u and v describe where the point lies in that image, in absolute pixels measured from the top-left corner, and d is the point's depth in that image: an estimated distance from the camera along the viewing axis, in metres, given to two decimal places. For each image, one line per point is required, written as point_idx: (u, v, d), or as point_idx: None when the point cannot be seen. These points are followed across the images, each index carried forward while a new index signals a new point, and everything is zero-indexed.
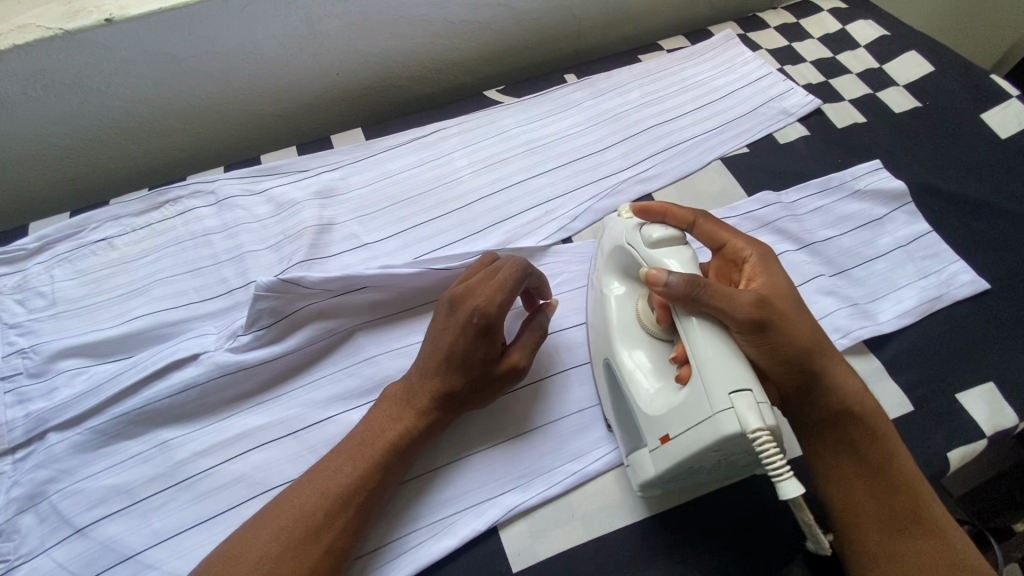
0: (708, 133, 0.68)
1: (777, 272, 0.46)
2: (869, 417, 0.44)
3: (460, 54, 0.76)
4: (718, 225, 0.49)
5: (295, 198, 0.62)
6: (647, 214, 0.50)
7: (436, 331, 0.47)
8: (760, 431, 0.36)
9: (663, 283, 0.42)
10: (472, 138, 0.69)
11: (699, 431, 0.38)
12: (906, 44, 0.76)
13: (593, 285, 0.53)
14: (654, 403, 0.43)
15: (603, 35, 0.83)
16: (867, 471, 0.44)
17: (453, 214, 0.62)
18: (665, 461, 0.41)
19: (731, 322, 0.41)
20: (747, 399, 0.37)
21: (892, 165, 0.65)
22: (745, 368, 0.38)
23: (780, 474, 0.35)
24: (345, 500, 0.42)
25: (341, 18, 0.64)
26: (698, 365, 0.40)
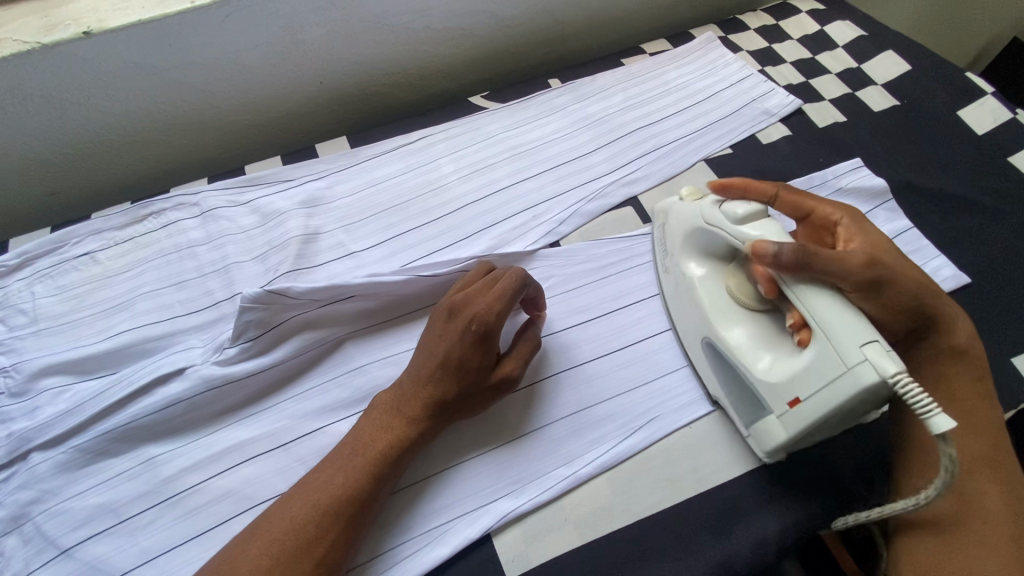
0: (691, 135, 0.68)
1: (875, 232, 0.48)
2: (965, 360, 0.46)
3: (445, 61, 0.76)
4: (797, 194, 0.51)
5: (281, 208, 0.62)
6: (728, 190, 0.51)
7: (431, 341, 0.47)
8: (899, 374, 0.37)
9: (772, 255, 0.43)
10: (457, 145, 0.69)
11: (835, 388, 0.40)
12: (883, 43, 0.77)
13: (671, 270, 0.56)
14: (771, 371, 0.46)
15: (587, 39, 0.83)
16: (958, 413, 0.45)
17: (441, 220, 0.62)
18: (797, 424, 0.44)
19: (844, 283, 0.42)
20: (878, 350, 0.39)
21: (872, 163, 0.66)
22: (866, 323, 0.40)
23: (929, 413, 0.36)
24: (338, 507, 0.41)
25: (322, 25, 0.64)
26: (820, 329, 0.42)
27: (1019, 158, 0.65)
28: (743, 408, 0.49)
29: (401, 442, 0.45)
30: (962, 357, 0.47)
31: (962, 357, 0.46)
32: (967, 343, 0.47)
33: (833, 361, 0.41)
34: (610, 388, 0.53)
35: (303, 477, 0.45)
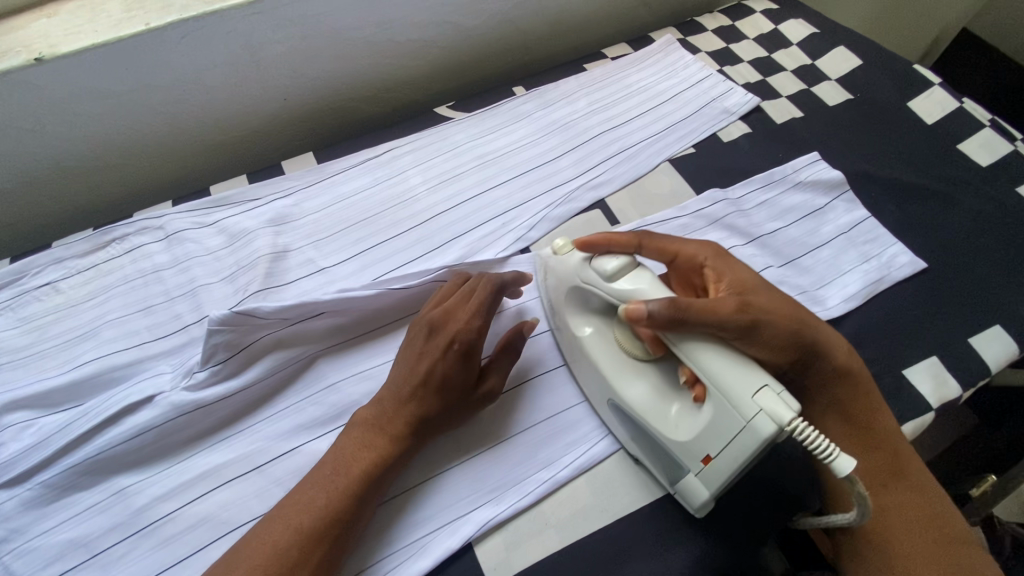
0: (655, 137, 0.70)
1: (738, 267, 0.49)
2: (853, 380, 0.48)
3: (409, 73, 0.76)
4: (662, 239, 0.51)
5: (248, 227, 0.62)
6: (594, 247, 0.49)
7: (410, 361, 0.47)
8: (794, 421, 0.37)
9: (647, 316, 0.42)
10: (425, 156, 0.69)
11: (738, 444, 0.40)
12: (834, 40, 0.79)
13: (565, 333, 0.53)
14: (679, 428, 0.44)
15: (549, 46, 0.84)
16: (853, 430, 0.48)
17: (411, 232, 0.62)
18: (715, 482, 0.42)
19: (724, 332, 0.42)
20: (770, 396, 0.38)
21: (830, 156, 0.68)
22: (756, 368, 0.40)
23: (831, 456, 0.37)
24: (323, 530, 0.41)
25: (284, 43, 0.64)
26: (713, 386, 0.41)
27: (966, 145, 0.68)
28: (661, 467, 0.47)
29: (384, 460, 0.45)
30: (848, 377, 0.48)
31: (850, 377, 0.48)
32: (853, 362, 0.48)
33: (731, 417, 0.40)
34: (585, 390, 0.54)
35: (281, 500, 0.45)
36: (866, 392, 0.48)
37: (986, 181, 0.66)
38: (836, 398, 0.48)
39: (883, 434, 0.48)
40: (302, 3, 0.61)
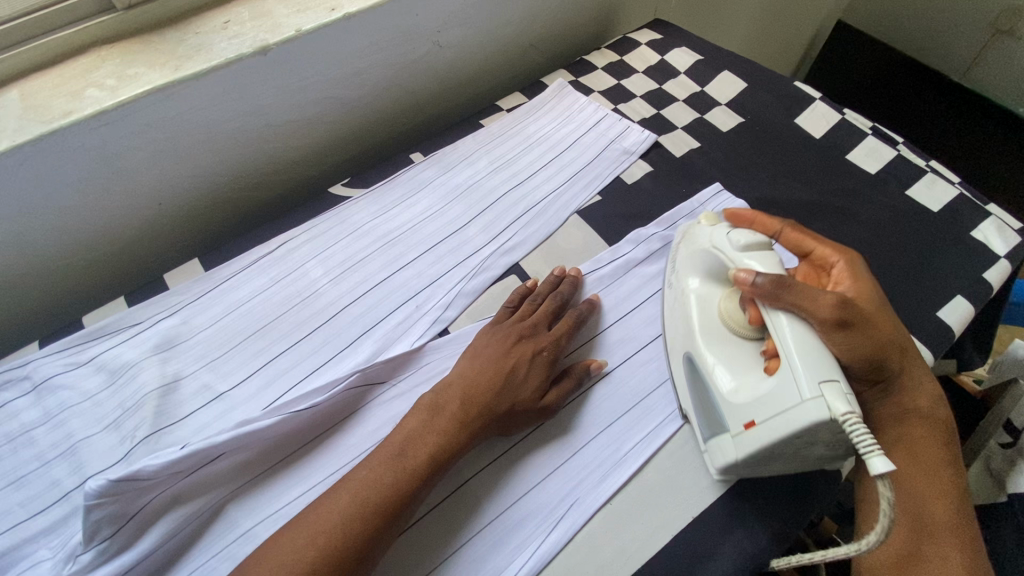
0: (560, 189, 0.69)
1: (864, 280, 0.51)
2: (928, 424, 0.51)
3: (298, 154, 0.71)
4: (804, 233, 0.55)
5: (130, 359, 0.55)
6: (739, 220, 0.58)
7: (499, 353, 0.52)
8: (848, 415, 0.39)
9: (750, 281, 0.47)
10: (325, 244, 0.64)
11: (788, 418, 0.42)
12: (718, 65, 0.81)
13: (673, 285, 0.57)
14: (738, 392, 0.46)
15: (444, 102, 0.82)
16: (921, 473, 0.49)
17: (318, 331, 0.58)
18: (749, 445, 0.44)
19: (814, 323, 0.45)
20: (834, 390, 0.41)
21: (731, 185, 0.69)
22: (832, 364, 0.42)
23: (870, 451, 0.38)
24: (385, 506, 0.43)
25: (143, 149, 0.58)
26: (785, 355, 0.44)
27: (854, 155, 0.71)
28: (704, 424, 0.49)
29: (453, 442, 0.47)
30: (923, 420, 0.51)
31: (923, 418, 0.51)
32: (933, 408, 0.51)
33: (791, 390, 0.42)
34: (529, 479, 0.50)
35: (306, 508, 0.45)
36: (941, 439, 0.50)
37: (878, 188, 0.68)
38: (910, 436, 0.50)
39: (940, 476, 0.48)
40: (158, 106, 0.56)
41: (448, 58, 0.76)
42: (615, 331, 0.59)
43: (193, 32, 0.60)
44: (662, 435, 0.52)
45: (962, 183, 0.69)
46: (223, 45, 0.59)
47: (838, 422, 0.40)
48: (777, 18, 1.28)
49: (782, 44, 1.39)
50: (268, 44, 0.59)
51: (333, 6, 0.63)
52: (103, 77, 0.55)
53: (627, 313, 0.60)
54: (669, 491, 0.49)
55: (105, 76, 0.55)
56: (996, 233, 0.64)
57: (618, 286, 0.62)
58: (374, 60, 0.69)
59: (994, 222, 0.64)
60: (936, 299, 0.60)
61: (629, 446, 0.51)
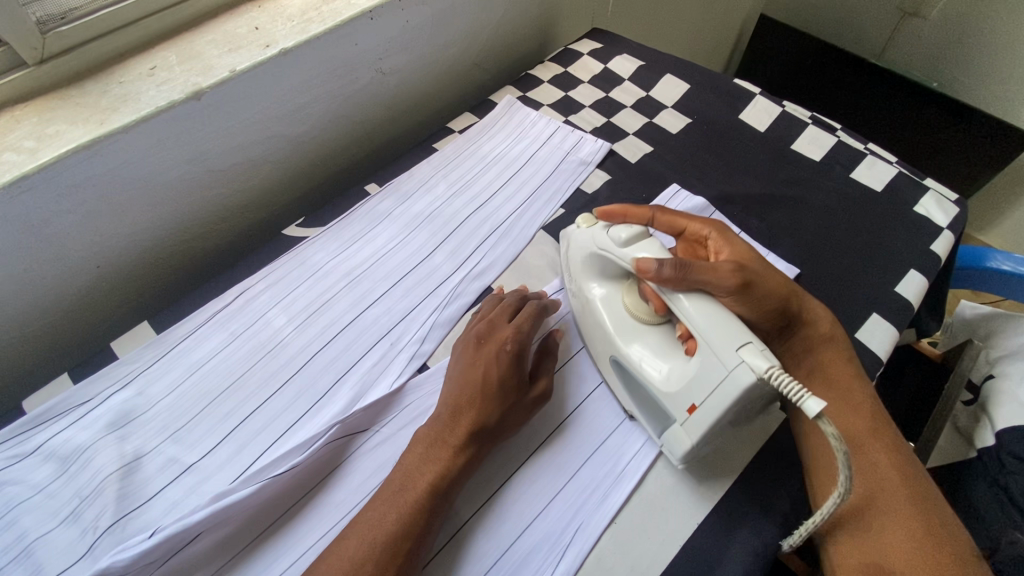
0: (522, 206, 0.68)
1: (737, 243, 0.54)
2: (834, 346, 0.53)
3: (245, 197, 0.68)
4: (673, 214, 0.58)
5: (82, 443, 0.50)
6: (612, 218, 0.56)
7: (466, 367, 0.49)
8: (771, 369, 0.40)
9: (654, 270, 0.47)
10: (285, 288, 0.61)
11: (721, 391, 0.42)
12: (659, 69, 0.83)
13: (575, 295, 0.57)
14: (670, 380, 0.46)
15: (394, 128, 0.80)
16: (835, 393, 0.51)
17: (288, 384, 0.55)
18: (697, 429, 0.43)
19: (716, 289, 0.48)
20: (751, 350, 0.41)
21: (688, 185, 0.70)
22: (739, 326, 0.43)
23: (801, 396, 0.38)
24: (394, 547, 0.41)
25: (72, 212, 0.54)
26: (701, 336, 0.44)
27: (798, 145, 0.74)
28: (651, 417, 0.49)
29: (452, 470, 0.45)
30: (825, 343, 0.53)
31: (827, 341, 0.53)
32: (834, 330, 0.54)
33: (715, 366, 0.42)
34: (534, 506, 0.48)
35: (320, 557, 0.43)
36: (846, 356, 0.53)
37: (825, 174, 0.71)
38: (822, 363, 0.53)
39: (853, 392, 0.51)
40: (84, 165, 0.52)
41: (392, 84, 0.74)
42: None
43: (117, 81, 0.56)
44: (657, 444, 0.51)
45: (899, 162, 0.72)
46: (151, 93, 0.55)
47: (764, 380, 0.40)
48: (706, 17, 1.33)
49: (715, 40, 1.46)
50: (202, 88, 0.56)
51: (268, 42, 0.61)
52: (19, 139, 0.50)
53: None
54: (672, 500, 0.48)
55: (22, 137, 0.50)
56: (936, 206, 0.67)
57: None
58: (317, 93, 0.67)
59: (932, 195, 0.68)
60: (892, 275, 0.62)
61: (626, 459, 0.51)
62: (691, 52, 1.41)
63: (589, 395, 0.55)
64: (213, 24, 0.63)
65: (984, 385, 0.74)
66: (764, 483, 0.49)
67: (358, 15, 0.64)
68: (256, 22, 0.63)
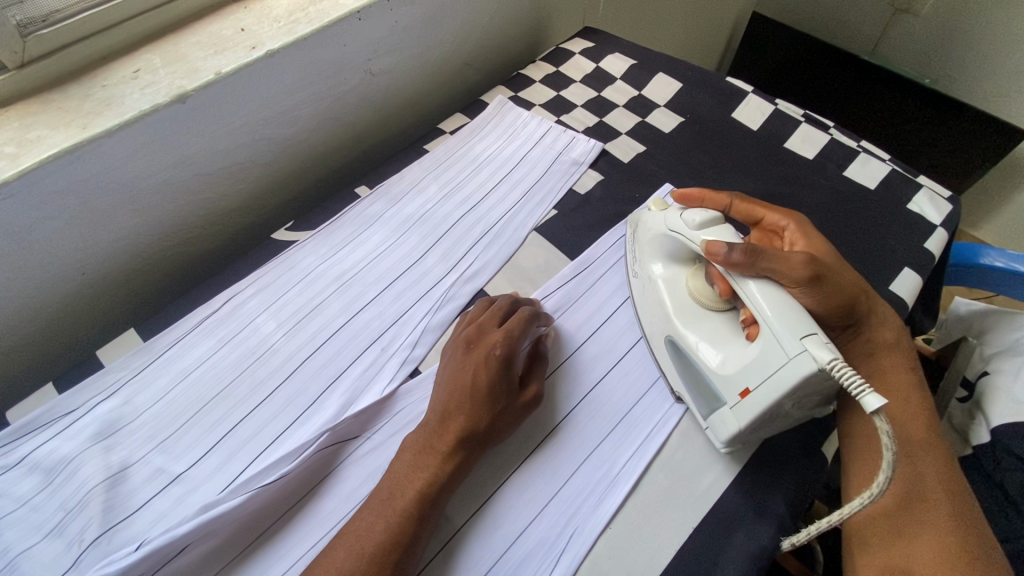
0: (515, 208, 0.68)
1: (814, 236, 0.54)
2: (897, 354, 0.52)
3: (234, 201, 0.67)
4: (752, 202, 0.59)
5: (67, 454, 0.49)
6: (688, 201, 0.60)
7: (455, 372, 0.49)
8: (834, 361, 0.39)
9: (722, 254, 0.48)
10: (274, 294, 0.60)
11: (777, 377, 0.42)
12: (651, 67, 0.82)
13: (638, 274, 0.59)
14: (726, 364, 0.48)
15: (385, 129, 0.79)
16: (894, 400, 0.50)
17: (278, 391, 0.54)
18: (744, 414, 0.44)
19: (785, 279, 0.47)
20: (816, 341, 0.41)
21: (681, 185, 0.70)
22: (805, 316, 0.43)
23: (861, 391, 0.38)
24: (382, 556, 0.40)
25: (56, 219, 0.53)
26: (765, 321, 0.44)
27: (791, 143, 0.73)
28: (697, 398, 0.50)
29: (443, 477, 0.44)
30: (891, 350, 0.52)
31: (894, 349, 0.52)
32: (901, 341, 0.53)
33: (776, 353, 0.43)
34: (528, 512, 0.47)
35: (310, 566, 0.42)
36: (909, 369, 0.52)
37: (819, 172, 0.70)
38: (883, 368, 0.52)
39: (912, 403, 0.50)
40: (66, 170, 0.50)
41: (382, 85, 0.74)
42: (586, 348, 0.58)
43: (100, 85, 0.55)
44: (652, 447, 0.51)
45: (892, 160, 0.72)
46: (135, 97, 0.54)
47: (826, 372, 0.40)
48: (697, 14, 1.32)
49: (708, 37, 1.45)
50: (186, 90, 0.55)
51: (254, 43, 0.60)
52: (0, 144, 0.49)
53: (597, 327, 0.59)
54: (668, 504, 0.48)
55: (2, 143, 0.49)
56: (929, 203, 0.67)
57: (584, 302, 0.61)
58: (305, 95, 0.66)
59: (925, 193, 0.68)
60: (887, 274, 0.62)
61: (621, 462, 0.50)
62: (683, 49, 1.40)
63: (583, 398, 0.54)
64: (199, 26, 0.62)
65: (979, 381, 0.74)
66: (762, 485, 0.49)
67: (345, 16, 0.63)
68: (242, 24, 0.62)
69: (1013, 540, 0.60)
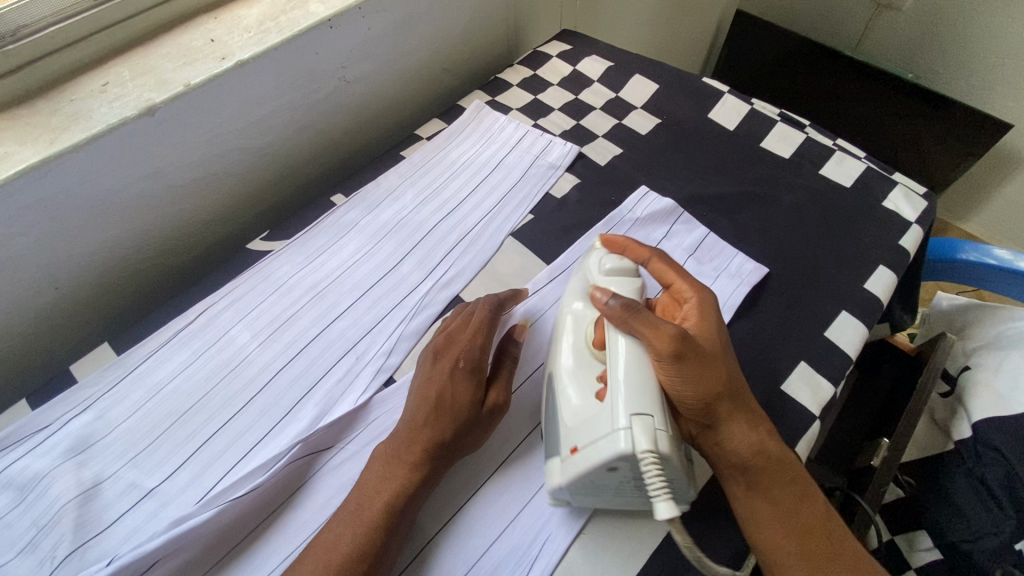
0: (491, 213, 0.68)
1: (710, 318, 0.49)
2: (773, 460, 0.45)
3: (208, 212, 0.67)
4: (671, 263, 0.54)
5: (40, 470, 0.49)
6: (609, 245, 0.56)
7: (423, 383, 0.49)
8: (648, 453, 0.39)
9: (608, 300, 0.48)
10: (249, 305, 0.60)
11: (599, 446, 0.41)
12: (628, 69, 0.82)
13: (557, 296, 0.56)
14: (575, 413, 0.45)
15: (362, 136, 0.79)
16: (779, 512, 0.44)
17: (252, 404, 0.54)
18: (568, 471, 0.42)
19: (650, 350, 0.44)
20: (644, 424, 0.40)
21: (657, 187, 0.70)
22: (652, 398, 0.42)
23: (657, 494, 0.39)
24: (352, 568, 0.40)
25: (26, 234, 0.52)
26: (616, 378, 0.43)
27: (768, 143, 0.73)
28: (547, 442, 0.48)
29: (412, 487, 0.44)
30: (765, 457, 0.45)
31: (770, 463, 0.45)
32: (777, 449, 0.46)
33: (606, 419, 0.42)
34: (502, 518, 0.47)
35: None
36: (793, 475, 0.46)
37: (795, 171, 0.71)
38: (760, 479, 0.45)
39: (798, 507, 0.45)
40: (34, 186, 0.50)
41: (357, 92, 0.73)
42: None
43: (69, 99, 0.55)
44: None
45: (868, 157, 0.72)
46: (104, 110, 0.54)
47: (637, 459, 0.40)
48: (678, 13, 1.32)
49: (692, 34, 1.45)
50: (155, 103, 0.55)
51: (224, 54, 0.59)
52: None
53: None
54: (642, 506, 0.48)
55: None
56: (904, 200, 0.67)
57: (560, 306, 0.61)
58: (278, 105, 0.66)
59: (901, 190, 0.68)
60: (862, 272, 0.62)
61: None
62: (667, 47, 1.40)
63: None
64: (169, 37, 0.62)
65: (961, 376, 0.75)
66: None
67: (317, 24, 0.63)
68: (212, 34, 0.62)
69: (992, 535, 0.60)
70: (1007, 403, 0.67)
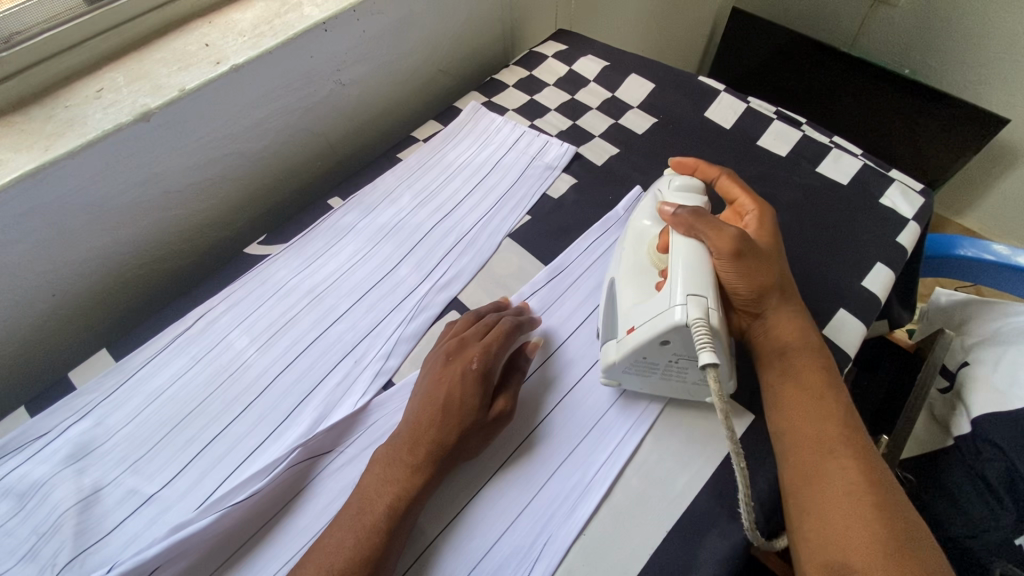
0: (488, 214, 0.68)
1: (767, 229, 0.54)
2: (807, 353, 0.50)
3: (205, 217, 0.67)
4: (735, 183, 0.59)
5: (39, 477, 0.49)
6: (680, 168, 0.62)
7: (433, 386, 0.49)
8: (699, 321, 0.44)
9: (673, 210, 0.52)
10: (247, 309, 0.60)
11: (653, 322, 0.46)
12: (624, 69, 0.82)
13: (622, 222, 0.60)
14: (630, 306, 0.49)
15: (359, 139, 0.79)
16: (805, 394, 0.48)
17: (251, 408, 0.54)
18: (626, 348, 0.47)
19: (712, 248, 0.49)
20: (698, 302, 0.45)
21: None
22: (708, 282, 0.47)
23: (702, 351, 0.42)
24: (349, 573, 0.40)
25: (22, 242, 0.52)
26: (676, 265, 0.48)
27: (765, 141, 0.73)
28: (605, 329, 0.53)
29: (412, 491, 0.44)
30: (801, 347, 0.51)
31: (802, 352, 0.50)
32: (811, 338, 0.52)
33: (662, 301, 0.46)
34: (501, 522, 0.47)
35: None
36: (824, 364, 0.50)
37: (792, 169, 0.71)
38: (795, 366, 0.50)
39: (821, 394, 0.48)
40: (29, 193, 0.50)
41: (353, 95, 0.73)
42: (561, 354, 0.58)
43: (63, 105, 0.55)
44: (626, 451, 0.51)
45: (864, 155, 0.73)
46: (98, 116, 0.54)
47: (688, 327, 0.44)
48: (674, 12, 1.32)
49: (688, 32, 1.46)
50: (150, 109, 0.55)
51: (219, 58, 0.59)
52: None
53: (571, 332, 0.59)
54: (642, 506, 0.48)
55: None
56: (901, 197, 0.67)
57: (557, 308, 0.61)
58: (274, 109, 0.66)
59: (898, 186, 0.68)
60: (860, 269, 0.62)
61: (596, 467, 0.50)
62: (663, 46, 1.40)
63: (557, 408, 0.54)
64: (164, 42, 0.62)
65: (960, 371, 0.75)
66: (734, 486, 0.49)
67: (312, 27, 0.63)
68: (207, 39, 0.62)
69: (992, 530, 0.60)
70: (1006, 397, 0.67)
